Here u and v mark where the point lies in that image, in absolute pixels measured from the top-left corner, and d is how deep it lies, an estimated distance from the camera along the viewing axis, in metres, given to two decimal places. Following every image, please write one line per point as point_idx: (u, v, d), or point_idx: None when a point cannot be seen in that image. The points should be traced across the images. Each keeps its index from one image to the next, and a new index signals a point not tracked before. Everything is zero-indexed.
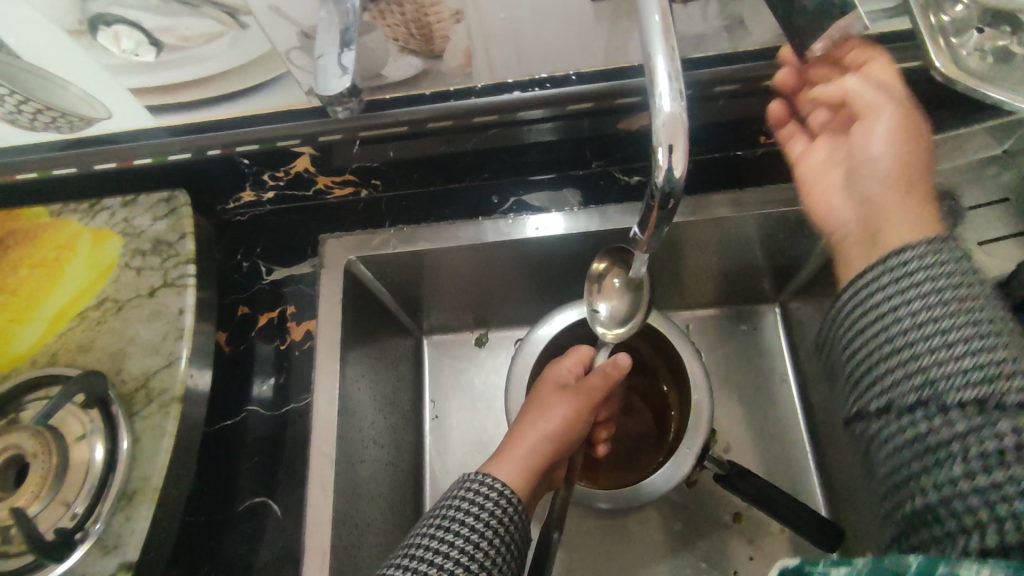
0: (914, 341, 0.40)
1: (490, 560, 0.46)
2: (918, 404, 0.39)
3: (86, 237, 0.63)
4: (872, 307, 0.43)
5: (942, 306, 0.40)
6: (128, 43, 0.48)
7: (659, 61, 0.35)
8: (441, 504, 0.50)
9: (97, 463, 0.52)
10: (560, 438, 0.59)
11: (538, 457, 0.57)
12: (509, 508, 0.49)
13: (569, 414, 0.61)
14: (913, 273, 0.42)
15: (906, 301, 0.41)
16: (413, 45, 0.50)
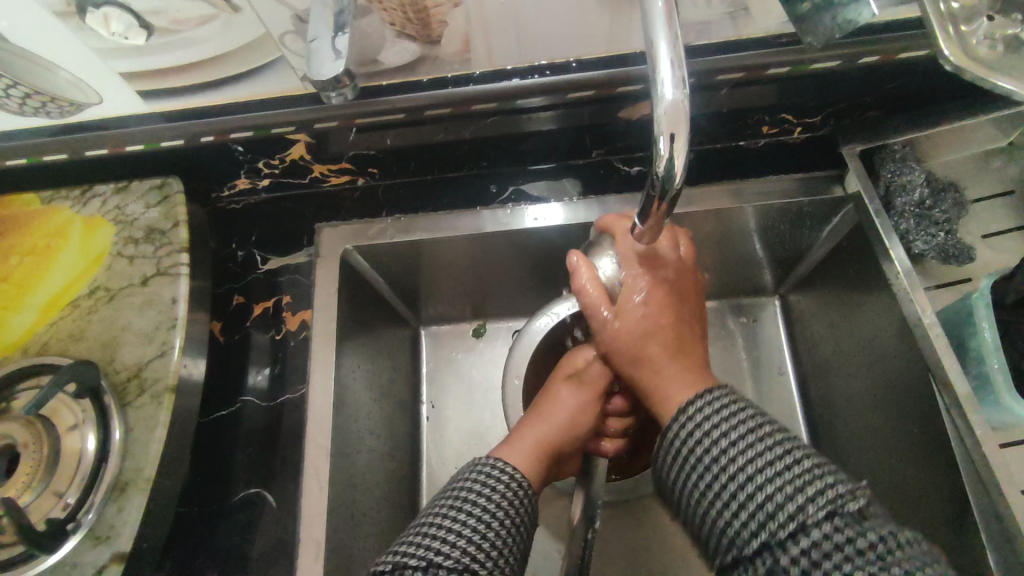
0: (732, 483, 0.41)
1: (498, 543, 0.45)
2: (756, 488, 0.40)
3: (76, 225, 0.62)
4: (684, 453, 0.45)
5: (752, 444, 0.42)
6: (117, 25, 0.47)
7: (661, 47, 0.34)
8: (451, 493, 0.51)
9: (89, 452, 0.52)
10: (570, 422, 0.59)
11: (550, 445, 0.57)
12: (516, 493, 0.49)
13: (578, 401, 0.61)
14: (710, 423, 0.45)
15: (710, 455, 0.43)
16: (410, 29, 0.49)
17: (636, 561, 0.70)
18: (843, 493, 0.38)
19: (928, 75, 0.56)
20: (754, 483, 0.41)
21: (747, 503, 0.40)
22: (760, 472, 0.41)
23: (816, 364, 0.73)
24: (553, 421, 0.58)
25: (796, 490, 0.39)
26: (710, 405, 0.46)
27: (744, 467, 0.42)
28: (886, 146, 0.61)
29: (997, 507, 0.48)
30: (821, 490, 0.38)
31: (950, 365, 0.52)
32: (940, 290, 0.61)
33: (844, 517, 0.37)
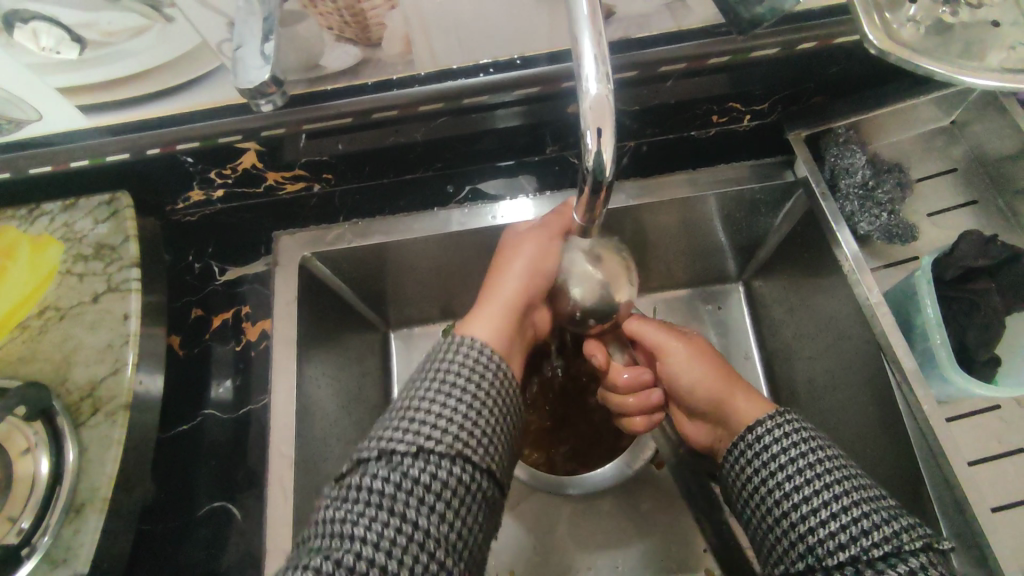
0: (816, 499, 0.44)
1: (472, 430, 0.44)
2: (835, 516, 0.42)
3: (24, 244, 0.60)
4: (765, 466, 0.47)
5: (832, 462, 0.45)
6: (47, 40, 0.46)
7: (585, 45, 0.35)
8: (450, 358, 0.48)
9: (42, 475, 0.51)
10: (530, 284, 0.56)
11: (519, 300, 0.56)
12: (490, 372, 0.48)
13: (530, 253, 0.56)
14: (792, 442, 0.47)
15: (793, 471, 0.46)
16: (349, 33, 0.49)
17: (611, 552, 0.70)
18: (928, 533, 0.41)
19: (868, 60, 0.57)
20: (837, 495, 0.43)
21: (830, 519, 0.42)
22: (848, 494, 0.43)
23: (780, 348, 0.74)
24: (508, 286, 0.55)
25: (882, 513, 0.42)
26: (786, 423, 0.49)
27: (822, 475, 0.44)
28: (830, 130, 0.62)
29: (948, 480, 0.49)
30: (912, 526, 0.41)
31: (896, 343, 0.53)
32: (889, 269, 0.62)
33: (933, 555, 0.40)
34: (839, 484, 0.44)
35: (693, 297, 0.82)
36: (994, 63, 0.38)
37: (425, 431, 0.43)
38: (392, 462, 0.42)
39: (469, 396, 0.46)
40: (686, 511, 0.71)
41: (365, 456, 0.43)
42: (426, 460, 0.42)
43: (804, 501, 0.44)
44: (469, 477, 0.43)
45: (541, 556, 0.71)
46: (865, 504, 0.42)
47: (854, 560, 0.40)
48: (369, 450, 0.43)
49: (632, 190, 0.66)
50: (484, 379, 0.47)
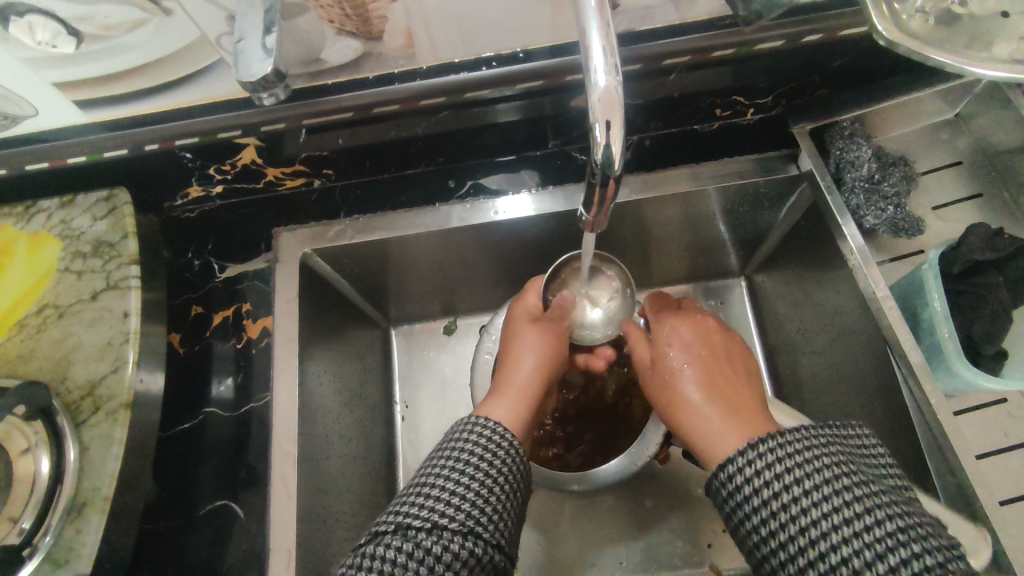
0: (826, 522, 0.38)
1: (485, 511, 0.43)
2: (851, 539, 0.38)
3: (21, 242, 0.60)
4: (761, 490, 0.41)
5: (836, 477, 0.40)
6: (42, 33, 0.45)
7: (593, 37, 0.34)
8: (468, 436, 0.47)
9: (42, 475, 0.51)
10: (547, 362, 0.59)
11: (532, 387, 0.56)
12: (507, 452, 0.47)
13: (537, 339, 0.60)
14: (788, 458, 0.41)
15: (797, 492, 0.40)
16: (350, 26, 0.48)
17: (614, 548, 0.70)
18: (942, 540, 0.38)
19: (873, 53, 0.56)
20: (859, 536, 0.37)
21: (843, 544, 0.38)
22: (861, 513, 0.38)
23: (783, 342, 0.74)
24: (527, 363, 0.58)
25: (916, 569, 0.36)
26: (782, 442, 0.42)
27: (836, 510, 0.39)
28: (836, 123, 0.62)
29: (956, 474, 0.49)
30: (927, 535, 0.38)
31: (903, 336, 0.53)
32: (895, 263, 0.62)
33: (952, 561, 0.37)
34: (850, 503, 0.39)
35: (695, 292, 0.82)
36: (1005, 55, 0.38)
37: (439, 508, 0.42)
38: (407, 535, 0.41)
39: (486, 472, 0.45)
40: (690, 507, 0.71)
41: (380, 532, 0.42)
42: (441, 537, 0.41)
43: (813, 525, 0.39)
44: (485, 552, 0.42)
45: (545, 552, 0.71)
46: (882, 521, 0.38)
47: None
48: (387, 522, 0.43)
49: (636, 184, 0.66)
50: (499, 452, 0.47)
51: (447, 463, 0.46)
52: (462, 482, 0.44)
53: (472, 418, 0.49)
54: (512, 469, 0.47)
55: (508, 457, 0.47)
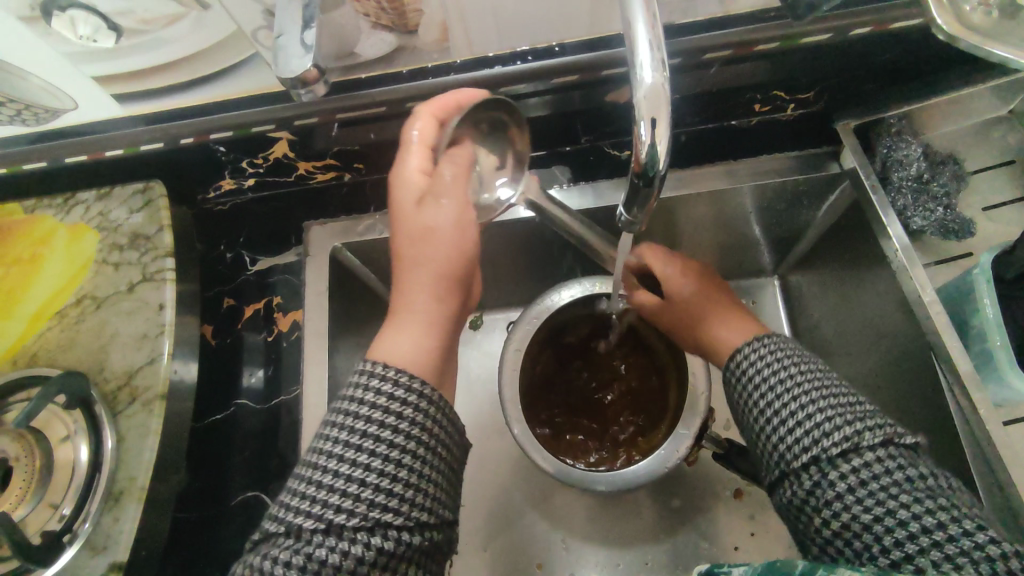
0: (801, 413, 0.45)
1: (388, 490, 0.41)
2: (815, 428, 0.44)
3: (62, 232, 0.61)
4: (751, 383, 0.49)
5: (813, 378, 0.47)
6: (84, 28, 0.46)
7: (640, 30, 0.33)
8: (362, 399, 0.43)
9: (82, 462, 0.52)
10: (446, 255, 0.52)
11: (432, 297, 0.52)
12: (410, 415, 0.43)
13: (443, 229, 0.51)
14: (769, 359, 0.49)
15: (777, 389, 0.47)
16: (385, 20, 0.48)
17: (641, 547, 0.70)
18: (894, 430, 0.44)
19: (923, 48, 0.54)
20: (825, 424, 0.44)
21: (810, 428, 0.45)
22: (829, 406, 0.45)
23: (817, 345, 0.72)
24: (433, 260, 0.52)
25: (857, 479, 0.42)
26: (763, 346, 0.50)
27: (806, 424, 0.45)
28: (883, 119, 0.60)
29: (1002, 488, 0.47)
30: (883, 427, 0.44)
31: (950, 343, 0.51)
32: (941, 266, 0.60)
33: (895, 449, 0.43)
34: (819, 396, 0.46)
35: None
36: None
37: (335, 503, 0.40)
38: (303, 540, 0.39)
39: (387, 447, 0.42)
40: (719, 510, 0.70)
41: (274, 533, 0.40)
42: (341, 540, 0.39)
43: (785, 413, 0.46)
44: (398, 539, 0.41)
45: (570, 550, 0.70)
46: (844, 414, 0.44)
47: (822, 460, 0.43)
48: (280, 521, 0.41)
49: (671, 183, 0.65)
50: (403, 414, 0.43)
51: (342, 439, 0.42)
52: (358, 465, 0.41)
53: (363, 373, 0.44)
54: (417, 431, 0.43)
55: (415, 418, 0.43)
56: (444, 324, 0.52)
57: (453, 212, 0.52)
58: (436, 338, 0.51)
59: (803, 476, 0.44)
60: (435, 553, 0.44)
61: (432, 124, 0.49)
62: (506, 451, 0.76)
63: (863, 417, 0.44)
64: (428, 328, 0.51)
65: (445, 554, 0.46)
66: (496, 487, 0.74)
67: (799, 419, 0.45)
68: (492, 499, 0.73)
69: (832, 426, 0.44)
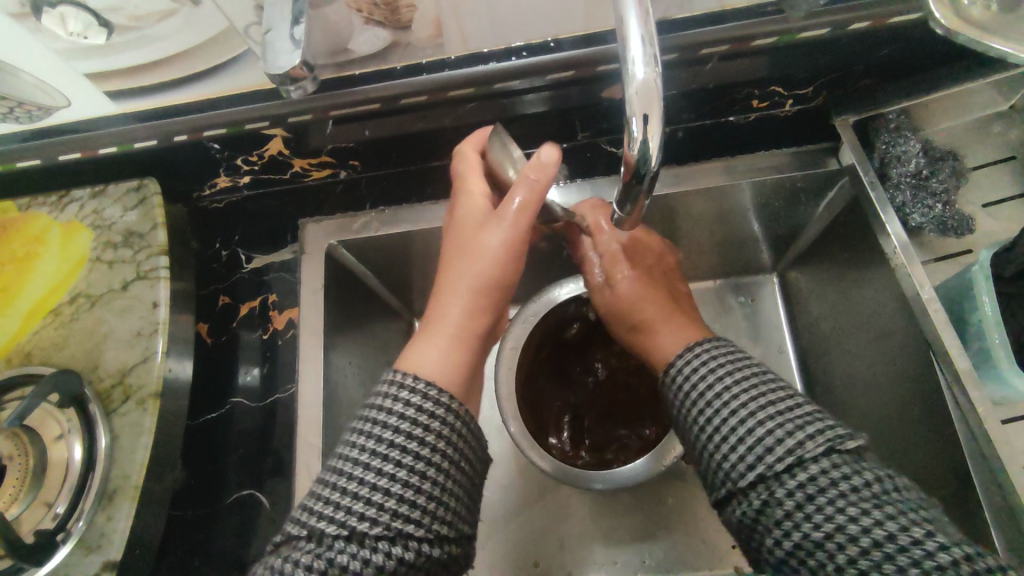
0: (740, 426, 0.42)
1: (415, 501, 0.40)
2: (756, 440, 0.41)
3: (56, 230, 0.61)
4: (690, 395, 0.46)
5: (750, 386, 0.44)
6: (74, 25, 0.46)
7: (631, 25, 0.33)
8: (392, 406, 0.43)
9: (76, 460, 0.52)
10: (491, 277, 0.51)
11: (470, 315, 0.51)
12: (441, 424, 0.43)
13: (491, 244, 0.51)
14: (706, 369, 0.47)
15: (716, 401, 0.44)
16: (378, 14, 0.48)
17: (638, 545, 0.69)
18: (838, 435, 0.40)
19: (923, 44, 0.53)
20: (766, 435, 0.41)
21: (751, 441, 0.41)
22: (770, 416, 0.42)
23: (817, 342, 0.71)
24: (473, 275, 0.51)
25: (806, 489, 0.38)
26: (702, 352, 0.48)
27: (745, 437, 0.42)
28: (881, 115, 0.60)
29: (1002, 487, 0.47)
30: (826, 432, 0.40)
31: (949, 341, 0.51)
32: (940, 263, 0.59)
33: (841, 455, 0.39)
34: (756, 405, 0.43)
35: (724, 288, 0.80)
36: None
37: (358, 510, 0.39)
38: (323, 546, 0.38)
39: (416, 457, 0.41)
40: (717, 508, 0.70)
41: (295, 535, 0.40)
42: (363, 549, 0.38)
43: (725, 426, 0.43)
44: (418, 553, 0.40)
45: (568, 549, 0.70)
46: (787, 423, 0.41)
47: (765, 475, 0.40)
48: (300, 525, 0.40)
49: (667, 178, 0.65)
50: (430, 425, 0.42)
51: (370, 445, 0.41)
52: (385, 473, 0.40)
53: (396, 379, 0.44)
54: (448, 442, 0.43)
55: (442, 429, 0.42)
56: (473, 347, 0.50)
57: (505, 232, 0.51)
58: (463, 362, 0.48)
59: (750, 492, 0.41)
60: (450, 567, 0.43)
61: (473, 158, 0.56)
62: (504, 449, 0.75)
63: (806, 423, 0.41)
64: (455, 348, 0.49)
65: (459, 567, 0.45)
66: (493, 485, 0.74)
67: (739, 432, 0.42)
68: (489, 497, 0.73)
69: (773, 437, 0.41)
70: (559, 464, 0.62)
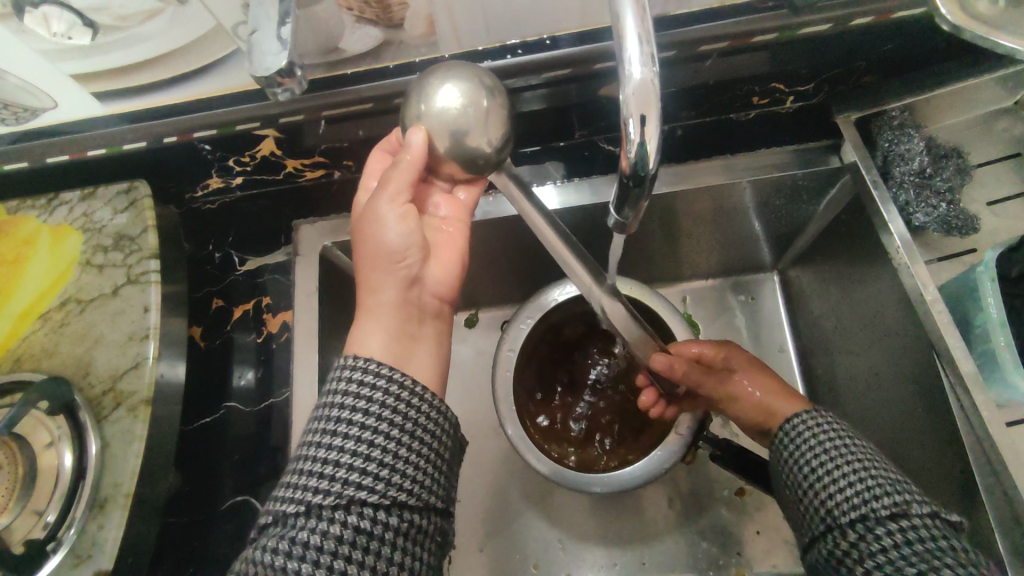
0: (849, 479, 0.47)
1: (369, 469, 0.39)
2: (863, 490, 0.46)
3: (45, 234, 0.60)
4: (803, 451, 0.51)
5: (865, 451, 0.49)
6: (59, 25, 0.44)
7: (628, 23, 0.32)
8: (338, 386, 0.43)
9: (66, 468, 0.51)
10: (399, 250, 0.49)
11: (394, 291, 0.49)
12: (388, 392, 0.42)
13: (390, 216, 0.49)
14: (821, 430, 0.51)
15: (828, 458, 0.49)
16: (370, 13, 0.47)
17: (637, 547, 0.69)
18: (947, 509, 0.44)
19: (929, 38, 0.52)
20: (872, 489, 0.45)
21: (857, 492, 0.46)
22: (879, 475, 0.46)
23: (818, 342, 0.70)
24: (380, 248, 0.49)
25: (906, 536, 0.43)
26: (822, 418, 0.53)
27: (854, 488, 0.46)
28: (884, 112, 0.59)
29: (1006, 492, 0.46)
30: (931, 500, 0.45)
31: (954, 343, 0.50)
32: (944, 263, 0.58)
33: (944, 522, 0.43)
34: (869, 464, 0.47)
35: (725, 287, 0.79)
36: None
37: (312, 485, 0.39)
38: (287, 526, 0.38)
39: (364, 427, 0.41)
40: (717, 510, 0.69)
41: (265, 525, 0.40)
42: (319, 520, 0.38)
43: (835, 477, 0.48)
44: (376, 520, 0.38)
45: (567, 552, 0.69)
46: (894, 484, 0.45)
47: (866, 519, 0.45)
48: (269, 512, 0.40)
49: (666, 176, 0.64)
50: (374, 397, 0.42)
51: (324, 424, 0.41)
52: (336, 447, 0.40)
53: (344, 362, 0.44)
54: (398, 411, 0.42)
55: (387, 399, 0.42)
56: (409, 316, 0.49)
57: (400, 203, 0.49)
58: (400, 330, 0.48)
59: (847, 535, 0.45)
60: (426, 543, 0.41)
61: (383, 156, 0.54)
62: (502, 451, 0.75)
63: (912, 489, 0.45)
64: (389, 319, 0.48)
65: (439, 544, 0.42)
66: (491, 488, 0.73)
67: (848, 484, 0.47)
68: (487, 500, 0.73)
69: (878, 491, 0.45)
70: (557, 467, 0.61)
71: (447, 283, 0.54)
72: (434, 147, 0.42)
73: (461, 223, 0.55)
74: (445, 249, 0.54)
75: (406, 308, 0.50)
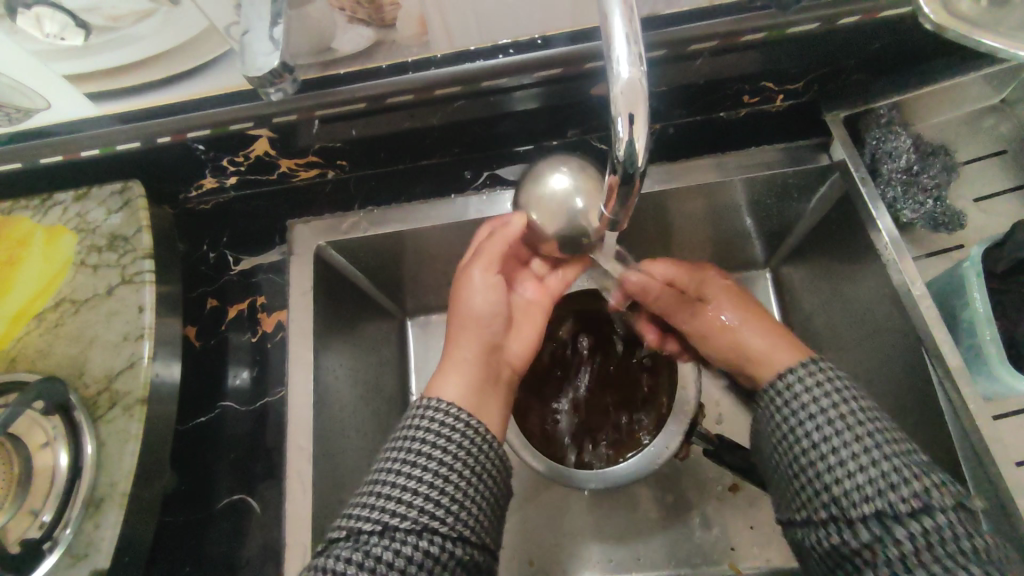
0: (857, 464, 0.44)
1: (443, 502, 0.43)
2: (875, 478, 0.43)
3: (39, 234, 0.60)
4: (804, 424, 0.48)
5: (872, 425, 0.45)
6: (51, 26, 0.45)
7: (615, 23, 0.32)
8: (418, 423, 0.47)
9: (62, 467, 0.51)
10: (487, 317, 0.57)
11: (478, 351, 0.56)
12: (466, 433, 0.47)
13: (482, 283, 0.57)
14: (822, 398, 0.48)
15: (834, 436, 0.46)
16: (362, 13, 0.48)
17: (632, 543, 0.69)
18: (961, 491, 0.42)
19: (916, 36, 0.53)
20: (883, 475, 0.43)
21: (868, 479, 0.43)
22: (889, 458, 0.43)
23: (809, 337, 0.71)
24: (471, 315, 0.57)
25: (923, 534, 0.40)
26: (822, 377, 0.49)
27: (863, 474, 0.43)
28: (871, 111, 0.60)
29: (992, 483, 0.47)
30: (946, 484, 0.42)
31: (943, 337, 0.50)
32: (932, 258, 0.59)
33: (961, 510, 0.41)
34: (881, 446, 0.44)
35: None
36: None
37: (389, 509, 0.42)
38: (361, 541, 0.42)
39: (440, 463, 0.45)
40: (711, 505, 0.70)
41: (335, 537, 0.43)
42: (393, 540, 0.41)
43: (844, 462, 0.45)
44: (442, 549, 0.42)
45: (562, 548, 0.70)
46: (908, 470, 0.43)
47: (879, 513, 0.42)
48: (341, 527, 0.43)
49: (658, 175, 0.63)
50: (453, 436, 0.46)
51: (403, 454, 0.45)
52: (414, 478, 0.44)
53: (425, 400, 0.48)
54: (475, 452, 0.46)
55: (464, 440, 0.46)
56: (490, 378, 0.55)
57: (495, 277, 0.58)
58: (478, 385, 0.54)
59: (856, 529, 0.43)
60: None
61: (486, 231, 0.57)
62: None
63: (929, 475, 0.42)
64: (473, 375, 0.54)
65: None
66: None
67: (858, 469, 0.44)
68: None
69: (893, 480, 0.42)
70: (552, 463, 0.62)
71: (523, 357, 0.60)
72: (536, 228, 0.53)
73: (545, 303, 0.63)
74: (527, 325, 0.61)
75: (488, 368, 0.56)
